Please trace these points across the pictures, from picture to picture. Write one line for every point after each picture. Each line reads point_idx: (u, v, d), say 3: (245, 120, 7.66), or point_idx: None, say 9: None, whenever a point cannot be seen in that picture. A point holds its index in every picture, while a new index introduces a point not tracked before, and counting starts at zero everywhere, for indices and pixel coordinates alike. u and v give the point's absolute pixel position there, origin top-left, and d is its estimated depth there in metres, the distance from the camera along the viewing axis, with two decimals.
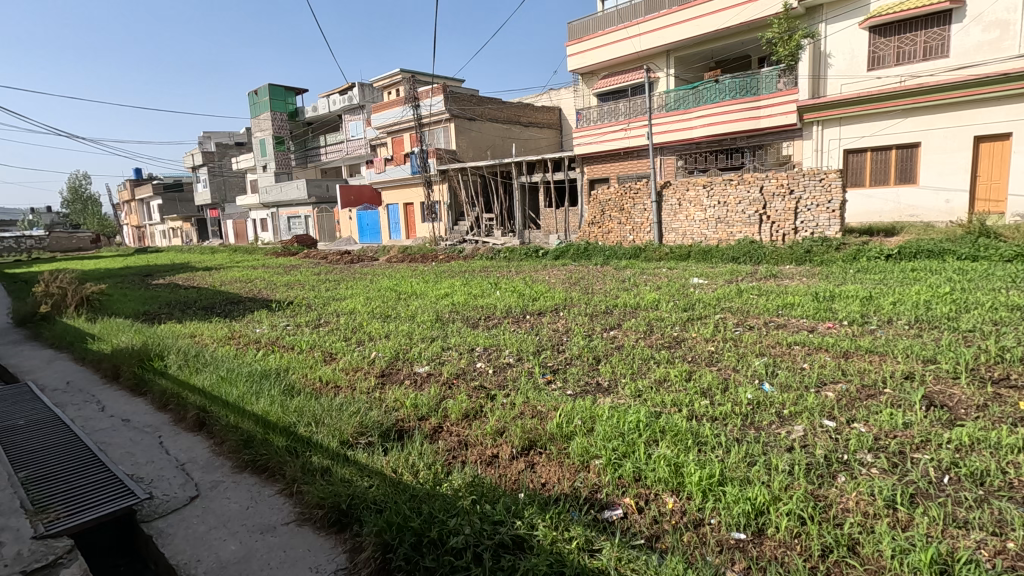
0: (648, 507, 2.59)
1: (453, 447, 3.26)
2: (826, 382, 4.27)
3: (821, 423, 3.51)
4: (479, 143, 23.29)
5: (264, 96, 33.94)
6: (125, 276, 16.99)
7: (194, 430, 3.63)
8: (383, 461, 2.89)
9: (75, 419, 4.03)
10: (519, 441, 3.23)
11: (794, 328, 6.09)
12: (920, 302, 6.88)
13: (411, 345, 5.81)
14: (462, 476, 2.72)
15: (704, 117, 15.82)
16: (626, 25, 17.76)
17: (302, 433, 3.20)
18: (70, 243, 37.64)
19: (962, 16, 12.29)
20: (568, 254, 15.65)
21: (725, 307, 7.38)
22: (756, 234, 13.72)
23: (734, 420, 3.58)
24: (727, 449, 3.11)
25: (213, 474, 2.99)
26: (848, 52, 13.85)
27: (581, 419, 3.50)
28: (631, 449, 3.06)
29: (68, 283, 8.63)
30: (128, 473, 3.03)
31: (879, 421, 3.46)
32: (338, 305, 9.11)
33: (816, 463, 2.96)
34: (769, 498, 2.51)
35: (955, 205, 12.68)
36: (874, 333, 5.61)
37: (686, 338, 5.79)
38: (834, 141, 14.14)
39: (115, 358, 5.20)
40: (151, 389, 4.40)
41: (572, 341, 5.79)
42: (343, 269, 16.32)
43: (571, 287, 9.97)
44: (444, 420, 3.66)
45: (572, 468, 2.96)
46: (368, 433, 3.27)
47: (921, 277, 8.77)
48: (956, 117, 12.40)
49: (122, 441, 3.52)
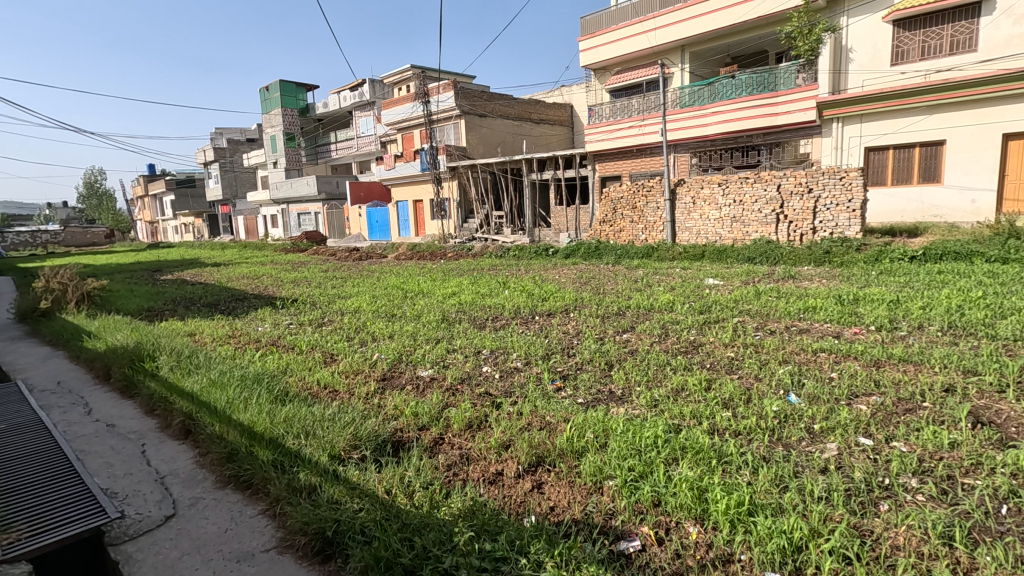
0: (670, 539, 2.31)
1: (454, 463, 3.00)
2: (859, 395, 3.94)
3: (856, 440, 3.20)
4: (490, 140, 22.96)
5: (275, 93, 33.87)
6: (135, 271, 16.97)
7: (179, 438, 3.42)
8: (376, 479, 2.65)
9: (58, 424, 3.83)
10: (525, 457, 2.97)
11: (819, 333, 5.77)
12: (952, 306, 6.52)
13: (416, 347, 5.57)
14: (462, 499, 2.48)
15: (720, 114, 15.37)
16: (639, 19, 17.35)
17: (290, 445, 2.95)
18: (84, 238, 38.06)
19: (992, 8, 11.80)
20: (578, 252, 15.32)
21: (743, 310, 7.05)
22: (772, 233, 13.33)
23: (760, 436, 3.28)
24: (756, 470, 2.82)
25: (193, 490, 2.77)
26: (870, 46, 13.39)
27: (593, 432, 3.22)
28: (649, 469, 2.78)
29: (69, 278, 8.46)
30: (103, 488, 2.81)
31: (922, 439, 3.15)
32: (342, 303, 8.89)
33: (857, 489, 2.66)
34: (808, 533, 2.23)
35: (981, 205, 12.20)
36: (905, 340, 5.26)
37: (704, 343, 5.49)
38: (855, 138, 13.69)
39: (108, 358, 5.01)
40: (140, 392, 4.20)
41: (583, 344, 5.51)
42: (351, 266, 16.18)
43: (582, 287, 9.69)
44: (446, 430, 3.40)
45: (584, 490, 2.69)
46: (361, 446, 3.02)
47: (949, 280, 8.37)
48: (984, 114, 11.92)
49: (102, 450, 3.31)
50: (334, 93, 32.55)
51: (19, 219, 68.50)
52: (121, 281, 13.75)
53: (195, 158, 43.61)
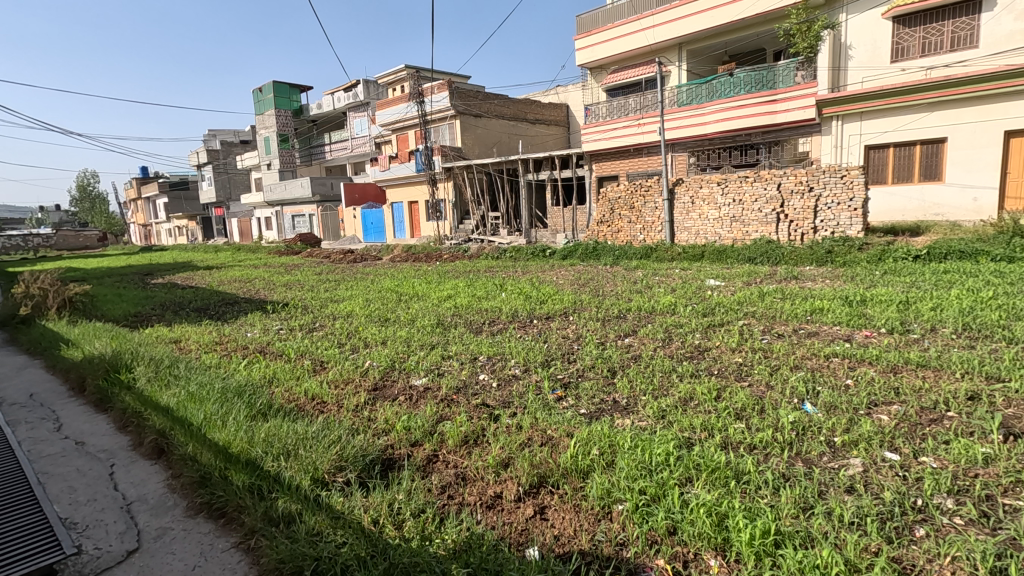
0: (688, 573, 2.08)
1: (449, 484, 2.75)
2: (878, 403, 3.71)
3: (882, 455, 2.97)
4: (485, 140, 22.72)
5: (269, 94, 33.54)
6: (125, 275, 16.62)
7: (151, 457, 3.16)
8: (363, 507, 2.41)
9: (23, 442, 3.55)
10: (526, 478, 2.72)
11: (828, 337, 5.56)
12: (964, 307, 6.30)
13: (409, 353, 5.30)
14: (457, 531, 2.27)
15: (718, 113, 15.18)
16: (636, 17, 17.14)
17: (269, 468, 2.71)
18: (76, 242, 37.57)
19: (993, 4, 11.65)
20: (576, 254, 15.12)
21: (748, 311, 6.85)
22: (773, 233, 13.12)
23: (777, 450, 3.06)
24: (777, 491, 2.60)
25: (161, 519, 2.51)
26: (869, 43, 13.21)
27: (599, 449, 2.97)
28: (663, 492, 2.55)
29: (50, 283, 8.13)
30: (62, 517, 2.56)
31: (952, 453, 2.94)
32: (335, 307, 8.62)
33: (888, 511, 2.44)
34: (845, 567, 2.00)
35: (983, 203, 12.05)
36: (920, 344, 5.05)
37: (710, 348, 5.25)
38: (854, 137, 13.50)
39: (83, 368, 4.74)
40: (114, 406, 3.93)
41: (584, 349, 5.27)
42: (345, 269, 15.91)
43: (581, 288, 9.48)
44: (441, 446, 3.16)
45: (592, 516, 2.46)
46: (347, 468, 2.76)
47: (956, 279, 8.21)
48: (985, 111, 11.76)
49: (66, 472, 3.04)
50: (327, 94, 32.19)
51: (12, 223, 67.91)
52: (110, 285, 13.45)
53: (188, 160, 43.27)
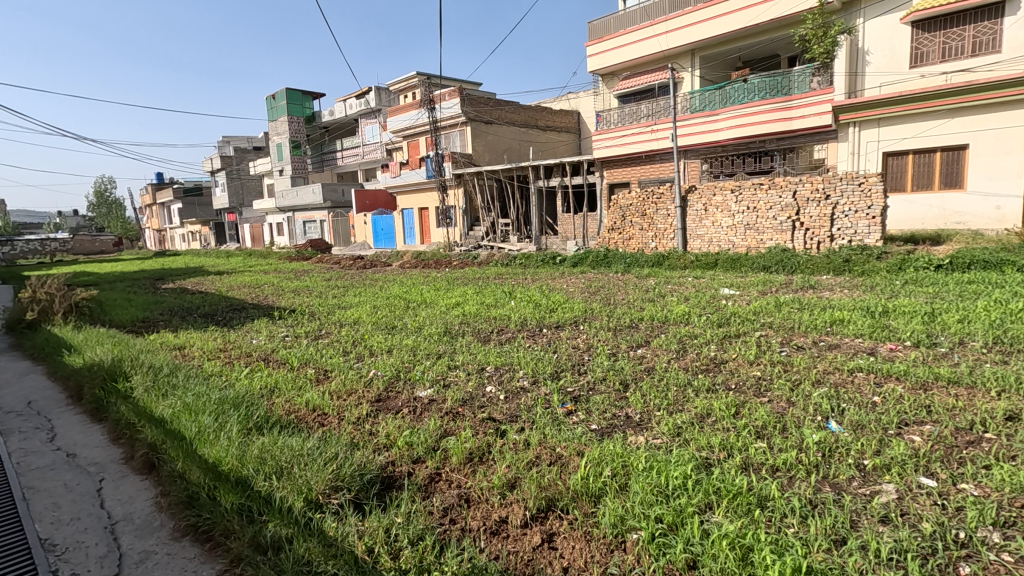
0: None
1: (451, 507, 2.59)
2: (909, 423, 3.49)
3: (917, 481, 2.75)
4: (496, 147, 22.72)
5: (282, 101, 33.94)
6: (138, 280, 16.76)
7: (142, 472, 3.04)
8: (357, 535, 2.25)
9: (14, 453, 3.44)
10: (534, 502, 2.55)
11: (851, 350, 5.32)
12: (993, 319, 6.02)
13: (415, 363, 5.16)
14: (457, 562, 2.11)
15: (732, 119, 15.00)
16: (648, 24, 17.03)
17: (260, 488, 2.57)
18: (93, 246, 38.05)
19: (1016, 8, 11.38)
20: (586, 261, 14.99)
21: (765, 322, 6.62)
22: (788, 241, 12.81)
23: (803, 474, 2.85)
24: (805, 520, 2.40)
25: (145, 541, 2.37)
26: (888, 48, 12.94)
27: (612, 470, 2.78)
28: (681, 520, 2.37)
29: (56, 287, 8.10)
30: (42, 538, 2.43)
31: (994, 480, 2.71)
32: (342, 313, 8.53)
33: (929, 546, 2.23)
34: None
35: (1007, 211, 11.70)
36: (950, 359, 4.80)
37: (727, 360, 5.04)
38: (872, 143, 13.18)
39: (81, 376, 4.65)
40: (109, 417, 3.81)
41: (594, 361, 5.08)
42: (354, 274, 15.84)
43: (592, 297, 9.29)
44: (444, 465, 2.98)
45: (604, 546, 2.28)
46: (344, 488, 2.61)
47: (981, 290, 7.92)
48: (1008, 117, 11.43)
49: (53, 487, 2.91)
50: (339, 101, 32.39)
51: (31, 227, 69.13)
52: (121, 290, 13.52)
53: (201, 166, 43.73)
